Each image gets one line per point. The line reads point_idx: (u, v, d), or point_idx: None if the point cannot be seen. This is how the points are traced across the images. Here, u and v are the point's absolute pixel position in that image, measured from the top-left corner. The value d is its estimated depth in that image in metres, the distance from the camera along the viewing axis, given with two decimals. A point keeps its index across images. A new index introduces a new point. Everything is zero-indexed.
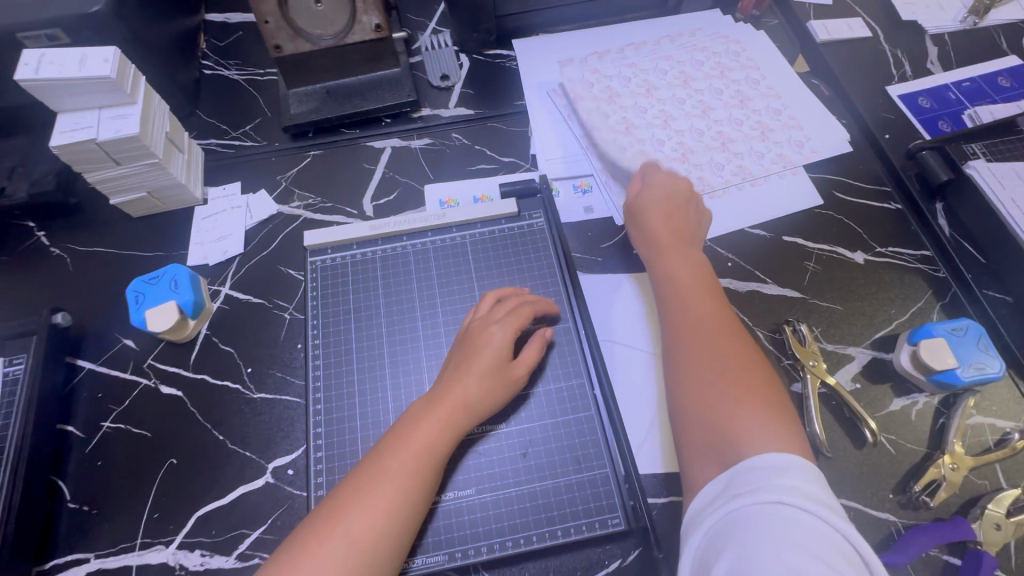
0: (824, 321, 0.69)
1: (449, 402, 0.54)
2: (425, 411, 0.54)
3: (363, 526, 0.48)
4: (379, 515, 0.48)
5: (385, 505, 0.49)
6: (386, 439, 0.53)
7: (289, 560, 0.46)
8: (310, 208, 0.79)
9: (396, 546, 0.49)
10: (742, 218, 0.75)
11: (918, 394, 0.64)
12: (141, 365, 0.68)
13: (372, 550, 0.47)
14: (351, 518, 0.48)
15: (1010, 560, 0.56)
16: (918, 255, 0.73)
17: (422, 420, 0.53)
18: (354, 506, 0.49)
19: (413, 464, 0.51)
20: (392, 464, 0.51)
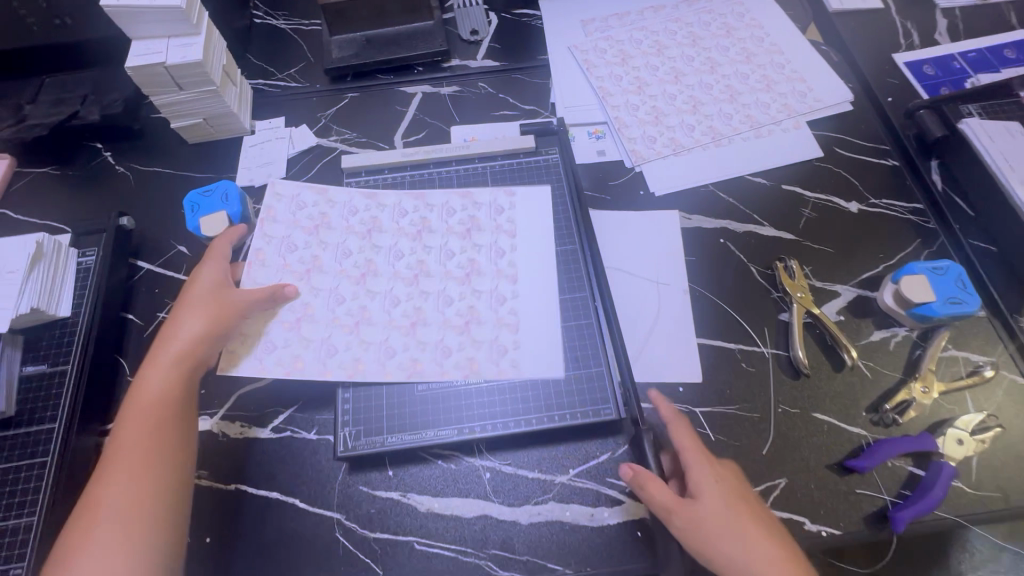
0: (815, 261, 0.74)
1: (170, 353, 0.60)
2: (167, 345, 0.61)
3: (124, 495, 0.53)
4: (134, 477, 0.54)
5: (138, 471, 0.54)
6: (140, 393, 0.58)
7: (76, 535, 0.51)
8: (347, 141, 0.86)
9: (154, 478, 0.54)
10: (744, 166, 0.81)
11: (898, 328, 0.69)
12: (193, 268, 0.76)
13: (140, 511, 0.52)
14: (110, 465, 0.54)
15: (970, 473, 0.61)
16: (910, 207, 0.78)
17: (156, 363, 0.60)
18: (117, 473, 0.54)
19: (141, 411, 0.57)
20: (134, 414, 0.57)
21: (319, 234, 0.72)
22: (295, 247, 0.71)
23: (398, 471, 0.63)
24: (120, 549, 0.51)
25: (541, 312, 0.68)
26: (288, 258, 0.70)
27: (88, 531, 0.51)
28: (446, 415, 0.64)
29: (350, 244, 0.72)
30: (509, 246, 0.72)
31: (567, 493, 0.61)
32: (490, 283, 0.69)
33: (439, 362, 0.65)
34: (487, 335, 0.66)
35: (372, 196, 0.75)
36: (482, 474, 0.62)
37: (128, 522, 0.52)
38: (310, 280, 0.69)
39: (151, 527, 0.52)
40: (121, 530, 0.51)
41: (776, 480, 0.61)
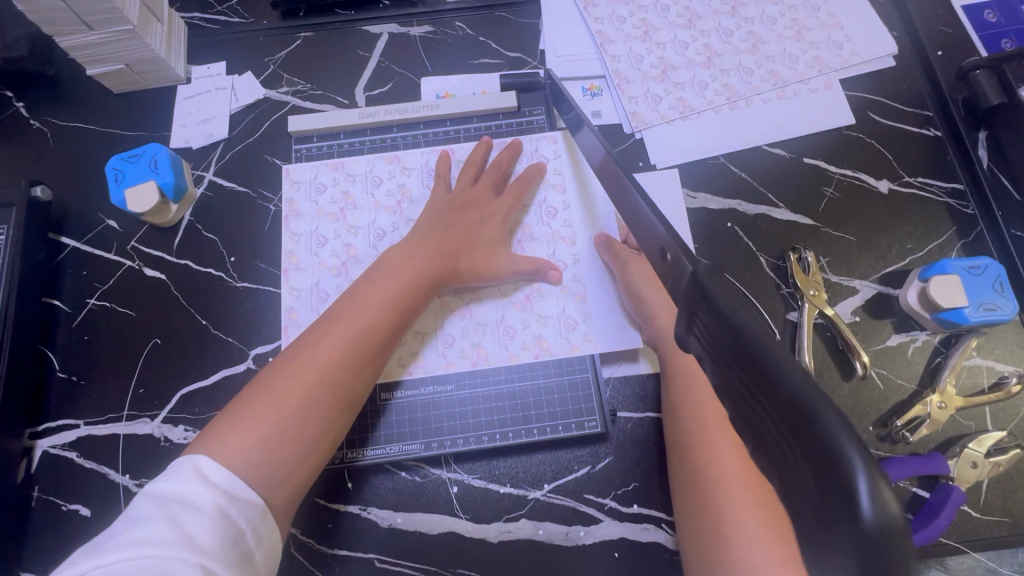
0: (834, 250, 0.65)
1: (376, 275, 0.55)
2: (397, 255, 0.56)
3: (316, 369, 0.49)
4: (325, 362, 0.49)
5: (344, 355, 0.50)
6: (348, 296, 0.54)
7: (274, 407, 0.47)
8: (299, 94, 0.74)
9: (343, 385, 0.50)
10: (761, 134, 0.69)
11: (919, 332, 0.62)
12: (125, 247, 0.67)
13: (313, 405, 0.48)
14: (307, 365, 0.49)
15: (979, 496, 0.56)
16: (947, 187, 0.67)
17: (394, 267, 0.55)
18: (306, 354, 0.50)
19: (388, 302, 0.53)
20: (357, 314, 0.52)
21: (345, 218, 0.63)
22: (326, 239, 0.63)
23: (358, 483, 0.57)
24: (284, 431, 0.47)
25: (604, 289, 0.60)
26: (320, 254, 0.62)
27: (243, 407, 0.47)
28: (414, 428, 0.58)
29: (381, 222, 0.64)
30: (562, 204, 0.64)
31: (541, 509, 0.57)
32: (546, 249, 0.62)
33: (503, 345, 0.59)
34: (492, 317, 0.60)
35: (395, 159, 0.65)
36: (449, 487, 0.57)
37: (285, 416, 0.47)
38: (349, 273, 0.62)
39: (301, 443, 0.47)
40: (274, 414, 0.47)
41: None
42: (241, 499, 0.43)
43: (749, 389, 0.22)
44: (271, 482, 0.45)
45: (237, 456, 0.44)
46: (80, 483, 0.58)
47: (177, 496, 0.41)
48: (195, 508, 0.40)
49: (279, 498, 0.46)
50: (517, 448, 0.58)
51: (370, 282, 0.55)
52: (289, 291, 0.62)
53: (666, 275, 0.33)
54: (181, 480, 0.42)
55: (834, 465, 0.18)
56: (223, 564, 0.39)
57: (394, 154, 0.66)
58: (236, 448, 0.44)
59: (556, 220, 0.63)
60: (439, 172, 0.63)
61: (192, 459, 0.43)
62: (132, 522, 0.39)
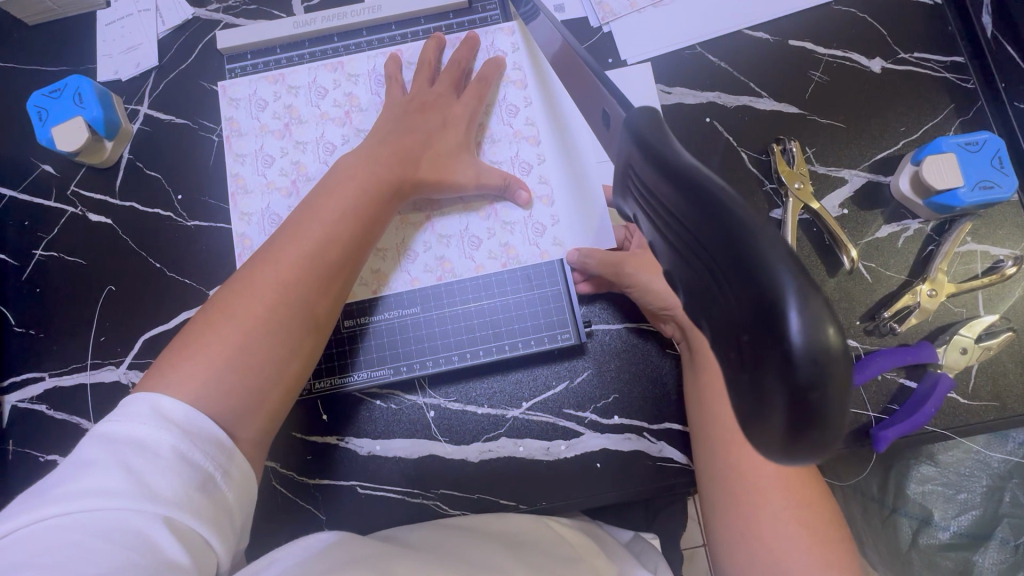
0: (821, 139, 0.60)
1: (330, 185, 0.50)
2: (352, 163, 0.51)
3: (276, 287, 0.45)
4: (286, 279, 0.45)
5: (306, 270, 0.46)
6: (301, 209, 0.49)
7: (234, 331, 0.43)
8: (231, 11, 0.66)
9: (304, 301, 0.46)
10: (742, 16, 0.63)
11: (910, 221, 0.58)
12: (64, 193, 0.63)
13: (279, 325, 0.44)
14: (263, 283, 0.45)
15: (967, 383, 0.54)
16: (947, 62, 0.61)
17: (350, 175, 0.50)
18: (262, 273, 0.45)
19: (348, 210, 0.49)
20: (314, 225, 0.47)
21: (291, 134, 0.59)
22: (272, 158, 0.58)
23: (332, 415, 0.56)
24: (248, 355, 0.43)
25: (570, 191, 0.57)
26: (269, 174, 0.58)
27: (198, 335, 0.43)
28: (382, 354, 0.56)
29: (330, 135, 0.59)
30: (524, 102, 0.59)
31: (520, 427, 0.56)
32: (509, 151, 0.58)
33: (468, 256, 0.56)
34: (455, 229, 0.57)
35: (339, 66, 0.60)
36: (426, 412, 0.56)
37: (244, 337, 0.43)
38: (299, 192, 0.58)
39: (267, 366, 0.43)
40: (236, 338, 0.43)
41: None
42: (209, 434, 0.39)
43: (692, 240, 0.21)
44: (245, 409, 0.42)
45: (198, 384, 0.40)
46: (53, 434, 0.58)
47: (131, 440, 0.36)
48: (153, 453, 0.36)
49: (252, 429, 0.43)
50: (491, 370, 0.56)
51: (325, 192, 0.50)
52: (240, 217, 0.59)
53: (609, 143, 0.31)
54: (134, 421, 0.37)
55: (770, 301, 0.17)
56: (192, 513, 0.35)
57: (338, 60, 0.60)
58: (196, 377, 0.41)
59: (518, 119, 0.58)
60: (389, 74, 0.58)
61: (145, 398, 0.38)
62: (81, 467, 0.35)
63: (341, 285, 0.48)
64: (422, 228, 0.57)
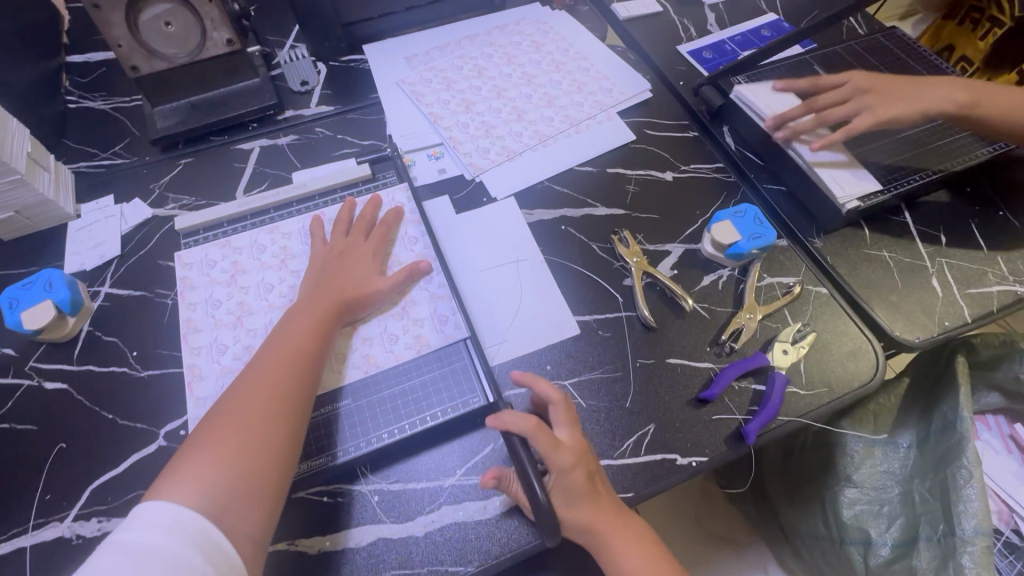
0: (645, 227, 0.83)
1: (293, 313, 0.65)
2: (306, 297, 0.67)
3: (256, 398, 0.56)
4: (263, 391, 0.57)
5: (280, 382, 0.58)
6: (274, 334, 0.63)
7: (226, 438, 0.53)
8: (186, 207, 0.84)
9: (285, 396, 0.57)
10: (571, 158, 0.89)
11: (721, 270, 0.78)
12: (23, 369, 0.70)
13: (265, 422, 0.55)
14: (251, 391, 0.57)
15: (800, 377, 0.69)
16: (712, 167, 0.89)
17: (308, 302, 0.66)
18: (249, 384, 0.57)
19: (309, 326, 0.63)
20: (285, 343, 0.61)
21: (236, 281, 0.73)
22: (220, 302, 0.71)
23: (281, 520, 0.60)
24: (246, 447, 0.53)
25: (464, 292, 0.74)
26: (217, 314, 0.70)
27: (192, 448, 0.52)
28: (317, 443, 0.63)
29: (269, 278, 0.73)
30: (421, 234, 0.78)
31: (458, 492, 0.62)
32: None
33: (388, 349, 0.68)
34: (375, 330, 0.70)
35: (275, 229, 0.77)
36: (370, 497, 0.62)
37: (242, 433, 0.53)
38: (243, 324, 0.69)
39: (262, 452, 0.53)
40: (225, 443, 0.52)
41: (646, 427, 0.66)
42: (214, 545, 0.46)
43: None
44: (250, 494, 0.51)
45: (200, 488, 0.49)
46: None
47: (150, 544, 0.44)
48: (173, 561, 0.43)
49: (248, 527, 0.50)
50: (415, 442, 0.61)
51: (289, 320, 0.65)
52: (190, 352, 0.68)
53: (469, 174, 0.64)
54: (151, 529, 0.45)
55: None
56: None
57: (274, 225, 0.77)
58: (196, 480, 0.49)
59: (420, 245, 0.77)
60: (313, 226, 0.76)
61: (165, 511, 0.47)
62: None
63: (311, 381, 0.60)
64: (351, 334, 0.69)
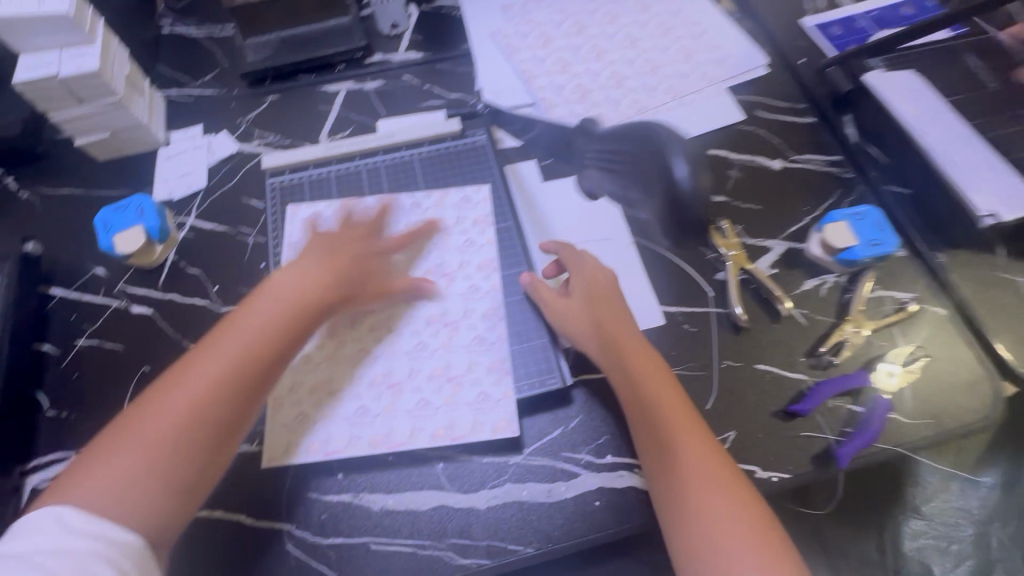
0: (744, 218, 0.76)
1: (261, 301, 0.59)
2: (285, 283, 0.61)
3: (190, 406, 0.53)
4: (212, 394, 0.53)
5: (224, 390, 0.54)
6: (226, 322, 0.58)
7: (110, 443, 0.52)
8: (270, 145, 0.83)
9: (167, 404, 0.53)
10: (671, 134, 0.82)
11: (828, 275, 0.71)
12: (112, 289, 0.72)
13: (166, 441, 0.51)
14: (171, 398, 0.53)
15: (904, 404, 0.63)
16: (828, 159, 0.80)
17: (281, 294, 0.60)
18: (171, 390, 0.54)
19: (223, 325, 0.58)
20: (218, 341, 0.56)
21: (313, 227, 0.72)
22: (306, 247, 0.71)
23: (346, 473, 0.60)
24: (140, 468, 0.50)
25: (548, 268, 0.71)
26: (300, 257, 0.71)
27: (106, 448, 0.51)
28: (391, 403, 0.63)
29: None
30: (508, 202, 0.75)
31: (523, 472, 0.61)
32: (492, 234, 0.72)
33: (465, 320, 0.67)
34: (452, 301, 0.68)
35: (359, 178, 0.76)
36: (435, 464, 0.61)
37: (133, 450, 0.51)
38: None
39: (151, 470, 0.50)
40: (155, 447, 0.51)
41: (726, 433, 0.62)
42: (114, 542, 0.47)
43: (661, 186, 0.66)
44: (148, 515, 0.49)
45: (88, 490, 0.49)
46: None
47: (56, 535, 0.46)
48: (81, 555, 0.45)
49: (150, 528, 0.49)
50: (479, 434, 0.61)
51: (256, 310, 0.59)
52: None
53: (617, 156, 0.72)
54: (60, 525, 0.46)
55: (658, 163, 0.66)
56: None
57: (359, 174, 0.76)
58: (100, 482, 0.49)
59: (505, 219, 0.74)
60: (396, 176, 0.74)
61: (50, 513, 0.47)
62: (17, 563, 0.44)
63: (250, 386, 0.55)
64: (429, 299, 0.68)
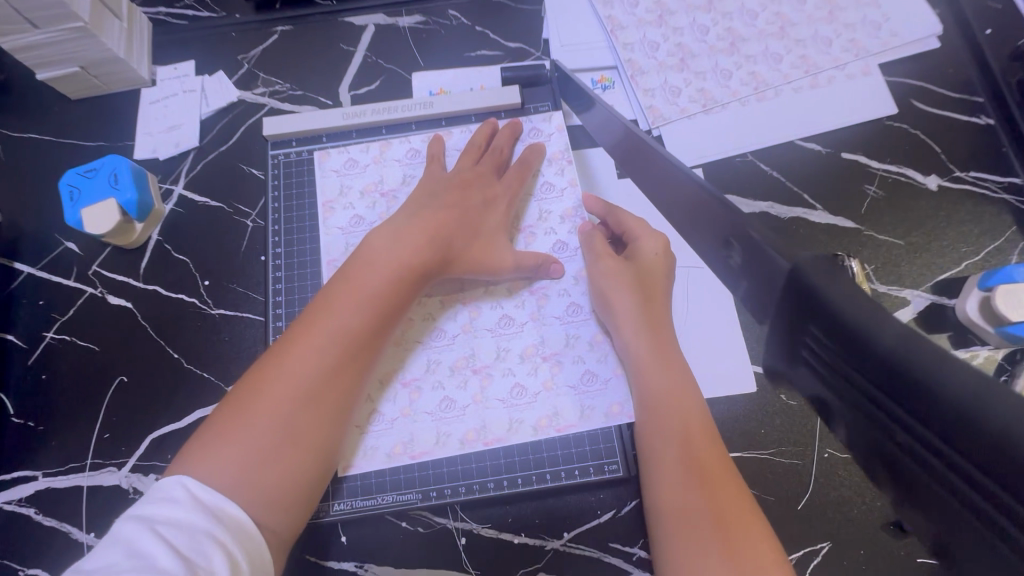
0: (879, 256, 0.58)
1: (375, 254, 0.48)
2: (383, 240, 0.48)
3: (309, 374, 0.43)
4: (322, 372, 0.43)
5: (334, 354, 0.44)
6: (339, 275, 0.47)
7: (222, 416, 0.41)
8: (278, 96, 0.66)
9: (322, 385, 0.43)
10: (794, 127, 0.62)
11: (980, 347, 0.55)
12: (86, 272, 0.60)
13: (301, 424, 0.42)
14: (284, 374, 0.42)
15: None
16: (1004, 182, 0.60)
17: (383, 250, 0.48)
18: (286, 366, 0.43)
19: (378, 285, 0.46)
20: (337, 304, 0.45)
21: (330, 217, 0.58)
22: (317, 245, 0.57)
23: (352, 537, 0.50)
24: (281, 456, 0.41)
25: None
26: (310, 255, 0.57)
27: (233, 414, 0.41)
28: (410, 475, 0.50)
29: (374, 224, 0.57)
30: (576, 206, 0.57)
31: (562, 563, 0.50)
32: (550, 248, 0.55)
33: (508, 373, 0.51)
34: (489, 343, 0.52)
35: (384, 156, 0.59)
36: (456, 539, 0.50)
37: (274, 436, 0.41)
38: None
39: (299, 455, 0.42)
40: (290, 417, 0.42)
41: (820, 544, 0.50)
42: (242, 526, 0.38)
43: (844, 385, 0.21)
44: (269, 512, 0.40)
45: (220, 467, 0.39)
46: (39, 543, 0.52)
47: (143, 517, 0.36)
48: (194, 535, 0.35)
49: (275, 520, 0.40)
50: (588, 423, 0.50)
51: (354, 270, 0.47)
52: (274, 300, 0.57)
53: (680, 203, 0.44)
54: (167, 502, 0.37)
55: (896, 371, 0.19)
56: None
57: (385, 151, 0.59)
58: (221, 474, 0.39)
59: (563, 226, 0.56)
60: (433, 155, 0.57)
61: (185, 487, 0.38)
62: (123, 551, 0.34)
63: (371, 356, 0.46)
64: (462, 333, 0.52)
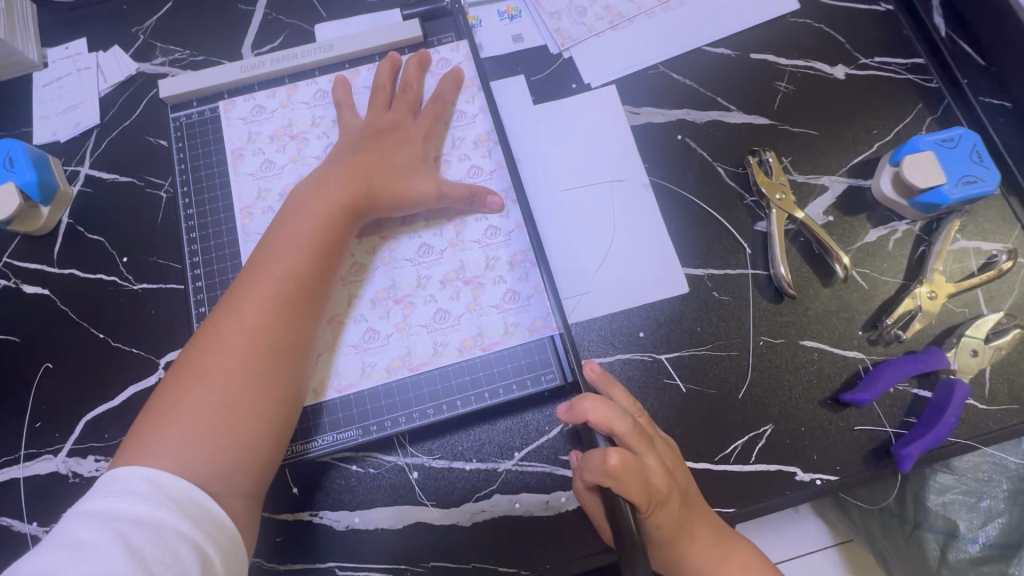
0: (794, 148, 0.59)
1: (299, 206, 0.48)
2: (305, 191, 0.49)
3: (244, 334, 0.42)
4: (261, 325, 0.43)
5: (265, 312, 0.43)
6: (272, 232, 0.47)
7: (173, 385, 0.41)
8: (178, 63, 0.64)
9: (269, 341, 0.43)
10: (701, 33, 0.62)
11: (897, 222, 0.56)
12: None
13: (253, 380, 0.41)
14: (228, 333, 0.42)
15: (982, 387, 0.52)
16: (907, 64, 0.61)
17: (306, 202, 0.48)
18: (227, 326, 0.42)
19: (308, 236, 0.46)
20: (275, 258, 0.45)
21: (237, 172, 0.56)
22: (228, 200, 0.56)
23: (303, 487, 0.50)
24: (235, 415, 0.40)
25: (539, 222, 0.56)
26: (221, 211, 0.55)
27: (180, 392, 0.40)
28: (347, 413, 0.50)
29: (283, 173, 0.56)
30: (488, 130, 0.56)
31: (514, 481, 0.50)
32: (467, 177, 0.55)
33: (433, 301, 0.52)
34: (412, 276, 0.52)
35: (287, 106, 0.57)
36: (409, 474, 0.50)
37: (226, 396, 0.40)
38: (247, 227, 0.55)
39: (258, 413, 0.41)
40: (240, 380, 0.41)
41: (763, 427, 0.51)
42: (203, 509, 0.37)
43: None
44: (224, 467, 0.39)
45: (182, 433, 0.39)
46: None
47: (93, 512, 0.35)
48: (148, 527, 0.34)
49: (241, 478, 0.40)
50: (512, 339, 0.51)
51: (280, 224, 0.47)
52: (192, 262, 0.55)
53: None
54: (122, 493, 0.35)
55: None
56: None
57: (288, 100, 0.57)
58: (177, 435, 0.39)
59: (477, 150, 0.56)
60: (339, 100, 0.56)
61: (138, 471, 0.37)
62: (72, 550, 0.33)
63: (315, 310, 0.45)
64: (381, 267, 0.52)
